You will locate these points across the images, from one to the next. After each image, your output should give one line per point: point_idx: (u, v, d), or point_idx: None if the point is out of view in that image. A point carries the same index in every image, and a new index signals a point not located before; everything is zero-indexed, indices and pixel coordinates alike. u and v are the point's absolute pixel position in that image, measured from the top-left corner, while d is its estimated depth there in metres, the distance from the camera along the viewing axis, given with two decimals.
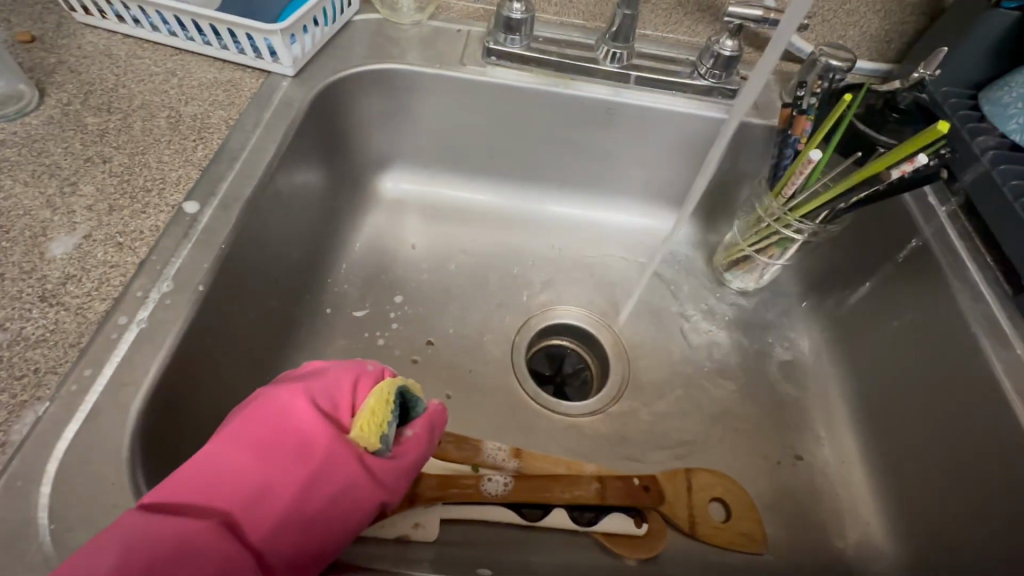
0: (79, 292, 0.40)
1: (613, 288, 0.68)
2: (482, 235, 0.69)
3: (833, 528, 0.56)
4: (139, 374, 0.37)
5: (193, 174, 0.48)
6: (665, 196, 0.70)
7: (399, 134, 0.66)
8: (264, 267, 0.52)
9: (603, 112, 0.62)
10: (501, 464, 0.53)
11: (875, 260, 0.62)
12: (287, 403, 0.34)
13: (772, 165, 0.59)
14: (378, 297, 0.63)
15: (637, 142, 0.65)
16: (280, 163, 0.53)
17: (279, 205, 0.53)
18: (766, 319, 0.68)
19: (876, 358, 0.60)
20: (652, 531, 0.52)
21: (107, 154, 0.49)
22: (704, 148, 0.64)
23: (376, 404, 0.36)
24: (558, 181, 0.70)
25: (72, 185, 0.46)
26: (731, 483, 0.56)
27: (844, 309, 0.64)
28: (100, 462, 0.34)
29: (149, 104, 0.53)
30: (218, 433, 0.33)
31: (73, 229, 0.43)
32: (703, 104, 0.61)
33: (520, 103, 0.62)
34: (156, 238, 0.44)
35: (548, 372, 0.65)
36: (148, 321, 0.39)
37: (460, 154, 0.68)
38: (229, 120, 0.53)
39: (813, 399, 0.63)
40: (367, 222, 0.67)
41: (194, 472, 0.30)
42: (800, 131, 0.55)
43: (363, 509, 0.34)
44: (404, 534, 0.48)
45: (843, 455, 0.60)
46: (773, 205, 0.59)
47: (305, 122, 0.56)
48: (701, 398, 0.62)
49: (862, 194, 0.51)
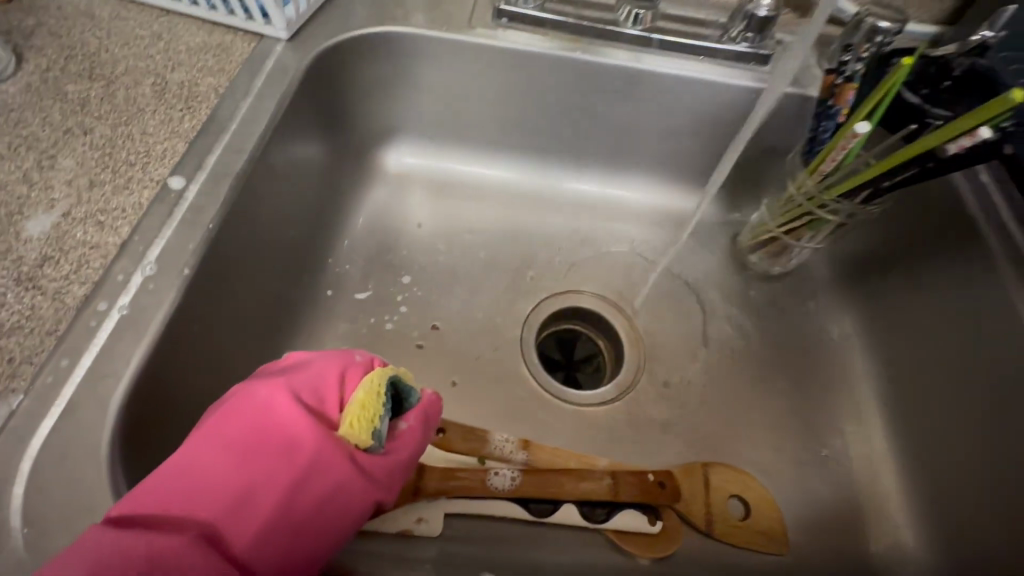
0: (57, 275, 0.37)
1: (630, 270, 0.64)
2: (492, 213, 0.65)
3: (858, 528, 0.53)
4: (120, 365, 0.34)
5: (179, 147, 0.45)
6: (688, 172, 0.65)
7: (403, 103, 0.61)
8: (259, 247, 0.49)
9: (623, 79, 0.57)
10: (509, 457, 0.51)
11: (916, 243, 0.56)
12: (268, 400, 0.31)
13: (808, 140, 0.54)
14: (381, 278, 0.60)
15: (661, 113, 0.60)
16: (275, 135, 0.49)
17: (274, 181, 0.50)
18: (793, 305, 0.64)
19: (913, 350, 0.56)
20: (667, 530, 0.50)
21: (88, 125, 0.45)
22: (733, 120, 0.59)
23: (367, 398, 0.33)
24: (573, 155, 0.65)
25: (51, 159, 0.43)
26: (751, 479, 0.53)
27: (879, 295, 0.60)
28: (77, 460, 0.31)
29: (133, 70, 0.49)
30: (196, 435, 0.30)
31: (52, 207, 0.40)
32: (735, 72, 0.56)
33: (534, 71, 0.57)
34: (139, 217, 0.41)
35: (560, 359, 0.62)
36: (130, 307, 0.37)
37: (468, 126, 0.63)
38: (219, 88, 0.49)
39: (842, 391, 0.59)
40: (369, 198, 0.63)
41: (169, 481, 0.28)
42: (844, 101, 0.49)
43: (357, 511, 0.31)
44: (406, 529, 0.46)
45: (871, 451, 0.57)
46: (807, 182, 0.54)
47: (301, 90, 0.52)
48: (721, 389, 0.59)
49: (910, 171, 0.46)
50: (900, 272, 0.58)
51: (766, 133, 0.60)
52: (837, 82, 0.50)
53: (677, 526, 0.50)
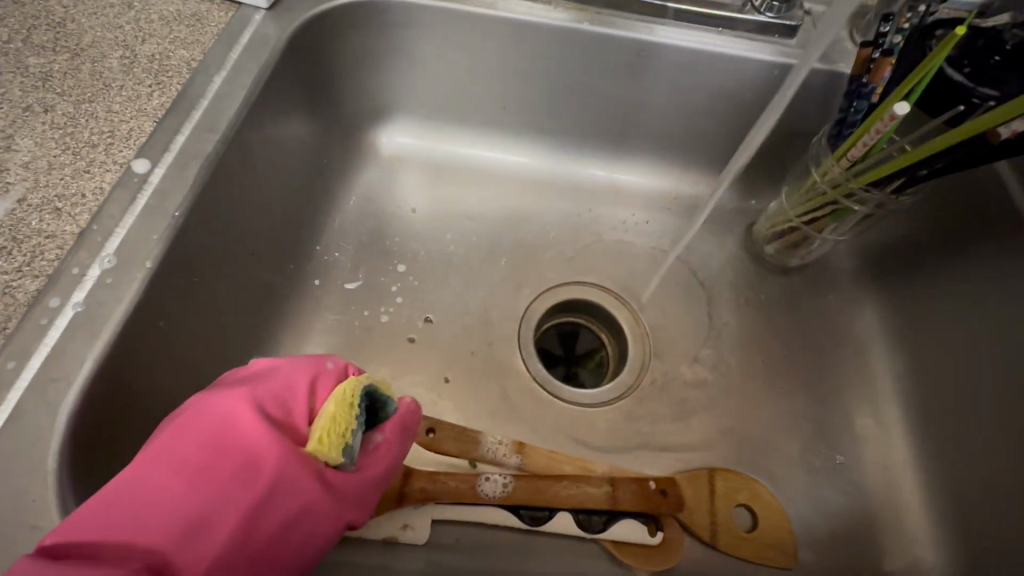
0: (8, 267, 0.35)
1: (636, 261, 0.60)
2: (491, 198, 0.61)
3: (871, 541, 0.50)
4: (72, 367, 0.33)
5: (146, 127, 0.41)
6: (704, 154, 0.60)
7: (397, 78, 0.57)
8: (234, 235, 0.45)
9: (634, 54, 0.52)
10: (502, 461, 0.48)
11: (954, 236, 0.51)
12: (230, 412, 0.30)
13: (837, 122, 0.49)
14: (371, 267, 0.56)
15: (675, 91, 0.55)
16: (251, 112, 0.45)
17: (252, 163, 0.46)
18: (812, 301, 0.59)
19: (940, 352, 0.51)
20: (669, 541, 0.47)
21: (49, 102, 0.41)
22: (754, 100, 0.54)
23: (338, 411, 0.33)
24: (578, 137, 0.61)
25: (8, 139, 0.39)
26: (759, 487, 0.50)
27: (908, 292, 0.55)
28: (21, 469, 0.30)
29: (101, 41, 0.44)
30: (149, 452, 0.29)
31: (6, 192, 0.37)
32: (755, 45, 0.51)
33: (541, 48, 0.53)
34: (99, 204, 0.38)
35: (559, 352, 0.60)
36: (86, 303, 0.35)
37: (467, 105, 0.59)
38: (192, 61, 0.45)
39: (861, 394, 0.55)
40: (360, 180, 0.60)
41: (115, 504, 0.26)
42: (880, 79, 0.44)
43: (324, 530, 0.31)
44: (391, 536, 0.44)
45: (890, 459, 0.53)
46: (833, 169, 0.49)
47: (282, 63, 0.48)
48: (732, 390, 0.55)
49: (954, 157, 0.41)
50: (936, 268, 0.53)
51: (791, 113, 0.55)
52: (874, 56, 0.44)
53: (678, 537, 0.47)
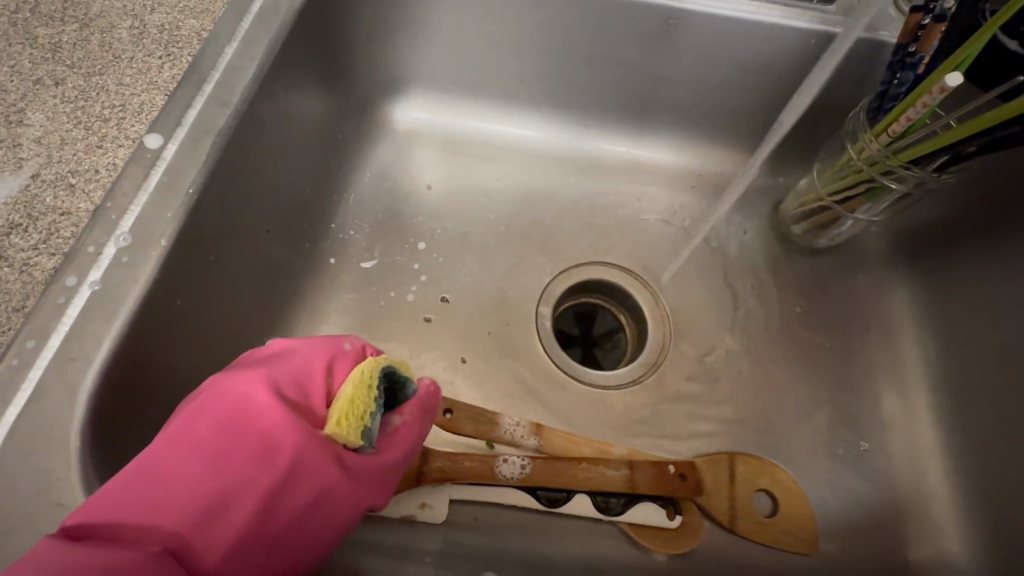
0: (25, 244, 0.35)
1: (658, 240, 0.58)
2: (510, 173, 0.59)
3: (893, 531, 0.49)
4: (91, 347, 0.33)
5: (158, 100, 0.40)
6: (732, 128, 0.58)
7: (413, 49, 0.54)
8: (247, 213, 0.44)
9: (661, 23, 0.50)
10: (520, 442, 0.48)
11: (997, 217, 0.48)
12: (245, 394, 0.30)
13: (878, 95, 0.46)
14: (386, 245, 0.55)
15: (704, 61, 0.52)
16: (264, 84, 0.44)
17: (264, 139, 0.45)
18: (841, 283, 0.57)
19: (974, 339, 0.49)
20: (688, 524, 0.47)
21: (59, 74, 0.40)
22: (788, 70, 0.52)
23: (356, 392, 0.32)
24: (599, 110, 0.58)
25: (19, 113, 0.38)
26: (780, 473, 0.49)
27: (944, 276, 0.53)
28: (44, 449, 0.31)
29: (109, 11, 0.43)
30: (167, 434, 0.29)
31: (19, 167, 0.37)
32: (791, 11, 0.48)
33: (561, 15, 0.50)
34: (113, 180, 0.37)
35: (576, 332, 0.58)
36: (102, 283, 0.35)
37: (483, 78, 0.57)
38: (202, 31, 0.43)
39: (889, 380, 0.54)
40: (376, 155, 0.58)
41: (133, 487, 0.26)
42: (929, 48, 0.41)
43: (343, 512, 0.31)
44: (410, 515, 0.44)
45: (917, 447, 0.52)
46: (871, 146, 0.46)
47: (295, 34, 0.46)
48: (755, 374, 0.53)
49: (1006, 132, 0.38)
50: (974, 250, 0.50)
51: (832, 86, 0.52)
52: (924, 22, 0.40)
53: (698, 520, 0.47)
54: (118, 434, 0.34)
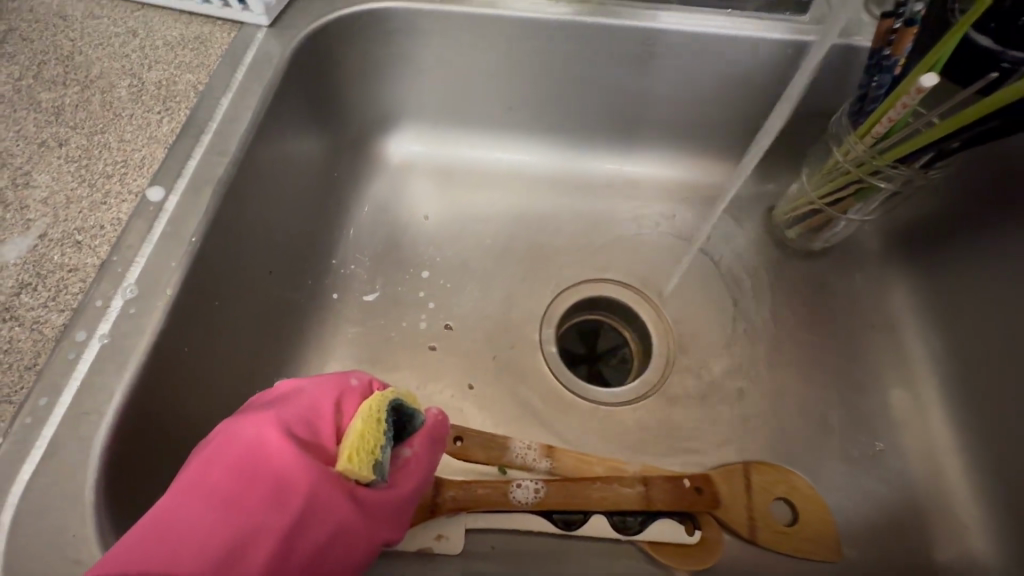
0: (34, 303, 0.35)
1: (655, 255, 0.59)
2: (505, 199, 0.60)
3: (915, 531, 0.48)
4: (103, 399, 0.34)
5: (158, 154, 0.42)
6: (720, 140, 0.59)
7: (403, 88, 0.56)
8: (248, 256, 0.45)
9: (639, 44, 0.51)
10: (532, 465, 0.47)
11: (989, 209, 0.49)
12: (257, 436, 0.30)
13: (858, 97, 0.47)
14: (388, 277, 0.56)
15: (685, 77, 0.53)
16: (259, 132, 0.45)
17: (261, 183, 0.46)
18: (840, 284, 0.57)
19: (977, 330, 0.49)
20: (707, 539, 0.46)
21: (63, 136, 0.41)
22: (768, 81, 0.53)
23: (365, 427, 0.32)
24: (588, 131, 0.59)
25: (26, 176, 0.40)
26: (798, 480, 0.49)
27: (942, 271, 0.53)
28: (60, 506, 0.31)
29: (109, 72, 0.44)
30: (183, 482, 0.29)
31: (28, 228, 0.38)
32: (768, 24, 0.50)
33: (544, 43, 0.52)
34: (117, 235, 0.38)
35: (580, 350, 0.58)
36: (111, 335, 0.35)
37: (472, 108, 0.58)
38: (198, 85, 0.45)
39: (898, 377, 0.54)
40: (371, 190, 0.59)
41: (149, 539, 0.26)
42: (902, 50, 0.42)
43: (358, 548, 0.31)
44: (426, 548, 0.44)
45: (932, 443, 0.51)
46: (856, 147, 0.47)
47: (287, 82, 0.48)
48: (763, 382, 0.53)
49: (986, 126, 0.40)
50: (969, 241, 0.50)
51: (813, 93, 0.53)
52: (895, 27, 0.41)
53: (718, 534, 0.46)
54: (129, 486, 0.34)
